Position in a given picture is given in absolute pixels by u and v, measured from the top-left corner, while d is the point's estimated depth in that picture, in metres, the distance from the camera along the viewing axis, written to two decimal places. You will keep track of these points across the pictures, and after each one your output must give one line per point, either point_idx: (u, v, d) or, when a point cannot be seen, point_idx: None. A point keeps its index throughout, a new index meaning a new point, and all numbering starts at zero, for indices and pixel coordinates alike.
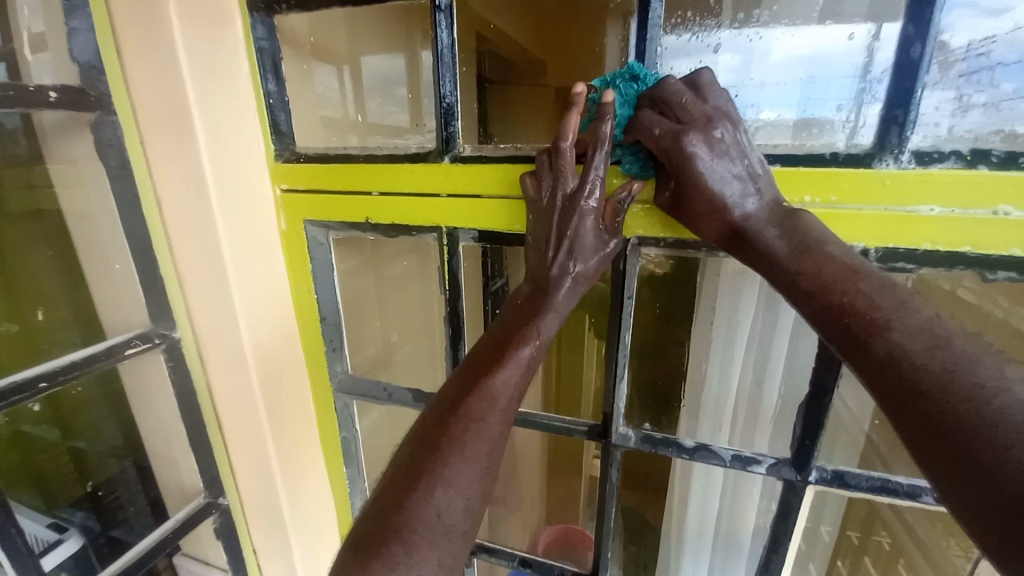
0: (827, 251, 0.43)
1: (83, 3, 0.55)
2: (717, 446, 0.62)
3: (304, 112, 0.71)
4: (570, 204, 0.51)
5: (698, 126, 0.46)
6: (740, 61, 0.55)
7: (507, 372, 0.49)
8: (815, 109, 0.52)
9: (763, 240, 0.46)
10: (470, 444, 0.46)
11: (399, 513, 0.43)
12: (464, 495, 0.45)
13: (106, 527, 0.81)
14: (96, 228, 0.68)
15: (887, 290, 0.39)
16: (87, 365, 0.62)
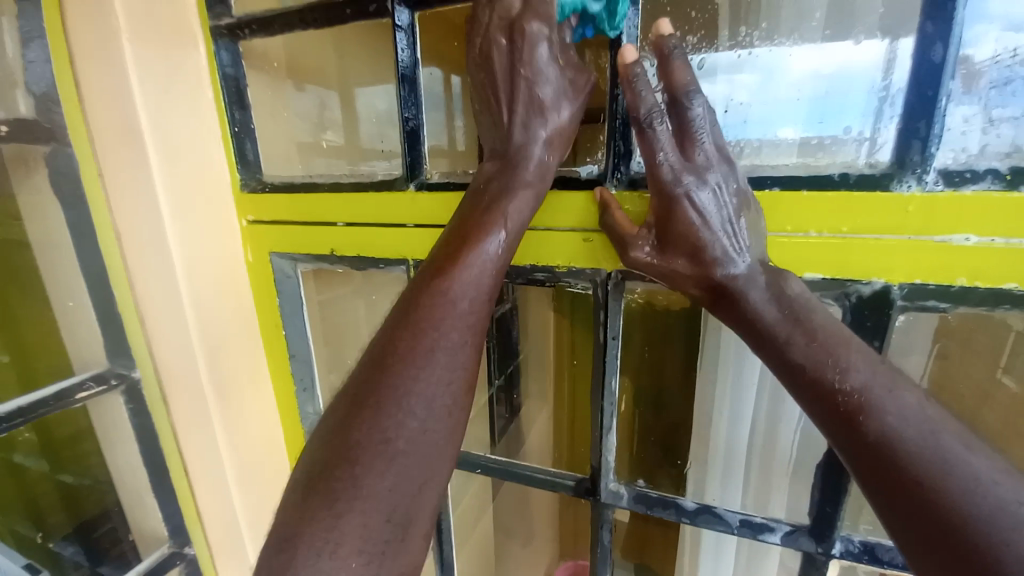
0: (818, 320, 0.38)
1: (39, 34, 0.52)
2: (723, 510, 0.54)
3: (276, 138, 0.68)
4: (517, 28, 0.43)
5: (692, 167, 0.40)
6: (739, 82, 0.48)
7: (464, 275, 0.42)
8: (825, 130, 0.45)
9: (753, 297, 0.40)
10: (416, 372, 0.40)
11: (343, 446, 0.39)
12: (417, 417, 0.40)
13: (95, 563, 0.72)
14: (46, 264, 0.63)
15: (875, 366, 0.36)
16: (33, 411, 0.57)
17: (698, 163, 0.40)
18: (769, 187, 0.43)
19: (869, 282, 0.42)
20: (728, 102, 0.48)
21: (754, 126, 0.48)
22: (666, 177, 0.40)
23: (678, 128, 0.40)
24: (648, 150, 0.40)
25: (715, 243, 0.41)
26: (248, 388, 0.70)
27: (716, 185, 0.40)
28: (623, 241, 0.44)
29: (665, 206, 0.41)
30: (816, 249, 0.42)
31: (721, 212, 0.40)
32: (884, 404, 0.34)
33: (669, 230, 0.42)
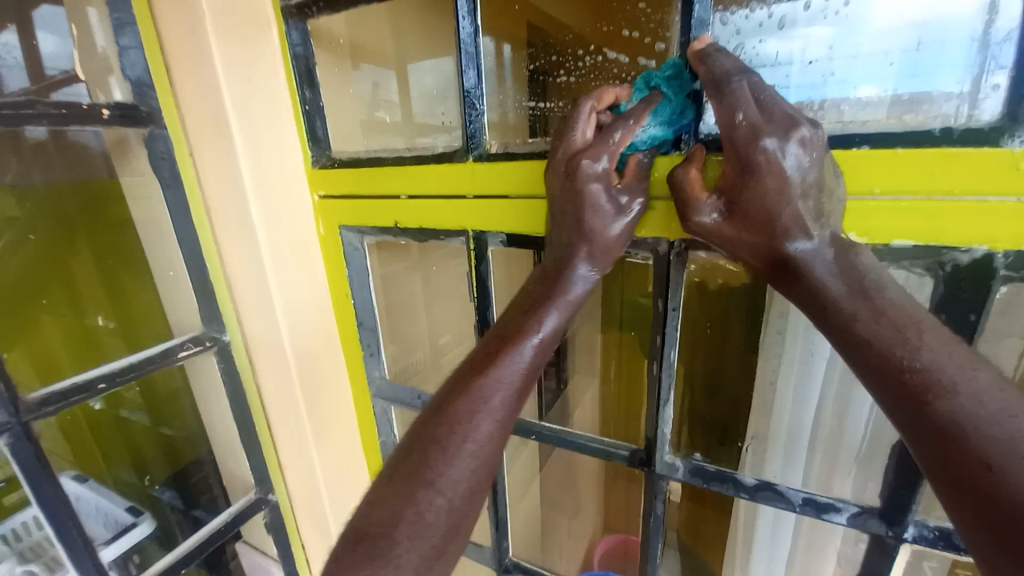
0: (889, 297, 0.36)
1: (131, 21, 0.56)
2: (785, 487, 0.53)
3: (343, 116, 0.71)
4: (573, 163, 0.45)
5: (777, 128, 0.37)
6: (816, 35, 0.44)
7: (502, 373, 0.44)
8: (920, 85, 0.40)
9: (817, 274, 0.38)
10: (459, 446, 0.42)
11: (386, 510, 0.41)
12: (449, 494, 0.41)
13: (189, 506, 0.81)
14: (147, 239, 0.70)
15: (953, 346, 0.33)
16: (144, 366, 0.64)
17: (776, 125, 0.37)
18: (856, 145, 0.40)
19: (968, 249, 0.38)
20: (802, 60, 0.45)
21: (834, 85, 0.44)
22: (745, 137, 0.37)
23: (753, 86, 0.38)
24: (726, 110, 0.38)
25: (791, 210, 0.38)
26: (322, 353, 0.75)
27: (804, 143, 0.37)
28: (689, 204, 0.42)
29: (743, 167, 0.38)
30: (907, 214, 0.39)
31: (803, 176, 0.37)
32: (962, 385, 0.32)
33: (741, 198, 0.39)
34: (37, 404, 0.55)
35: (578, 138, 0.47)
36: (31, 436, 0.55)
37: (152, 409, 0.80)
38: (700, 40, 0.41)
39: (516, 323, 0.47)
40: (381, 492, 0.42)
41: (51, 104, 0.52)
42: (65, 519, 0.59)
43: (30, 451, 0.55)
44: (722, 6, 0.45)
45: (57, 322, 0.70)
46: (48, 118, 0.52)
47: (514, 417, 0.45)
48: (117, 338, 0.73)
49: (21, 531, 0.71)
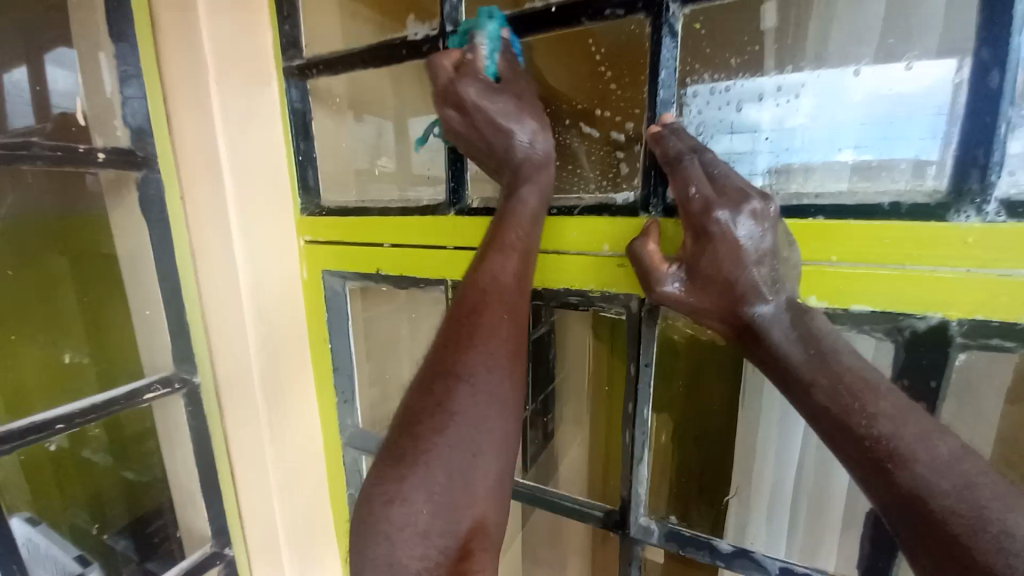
0: (844, 362, 0.36)
1: (137, 74, 0.60)
2: (761, 555, 0.51)
3: (335, 166, 0.73)
4: (455, 89, 0.48)
5: (730, 200, 0.39)
6: (784, 108, 0.47)
7: (496, 263, 0.48)
8: (879, 155, 0.43)
9: (776, 340, 0.39)
10: (476, 338, 0.46)
11: (418, 416, 0.46)
12: (469, 417, 0.45)
13: (144, 558, 0.77)
14: (132, 275, 0.71)
15: (911, 412, 0.34)
16: (107, 408, 0.63)
17: (728, 198, 0.39)
18: (812, 215, 0.42)
19: (924, 315, 0.39)
20: (770, 129, 0.47)
21: (810, 150, 0.46)
22: (698, 209, 0.40)
23: (703, 165, 0.41)
24: (680, 185, 0.41)
25: (747, 277, 0.39)
26: (296, 397, 0.74)
27: (755, 214, 0.39)
28: (651, 275, 0.43)
29: (699, 236, 0.40)
30: (865, 281, 0.40)
31: (756, 246, 0.39)
32: (920, 452, 0.32)
33: (700, 265, 0.41)
34: None
35: (511, 71, 0.50)
36: None
37: (118, 452, 0.75)
38: (664, 118, 0.45)
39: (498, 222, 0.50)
40: (416, 401, 0.47)
41: (49, 146, 0.55)
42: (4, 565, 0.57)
43: None
44: (686, 87, 0.48)
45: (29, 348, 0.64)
46: (43, 159, 0.55)
47: (519, 291, 0.48)
48: (91, 375, 0.69)
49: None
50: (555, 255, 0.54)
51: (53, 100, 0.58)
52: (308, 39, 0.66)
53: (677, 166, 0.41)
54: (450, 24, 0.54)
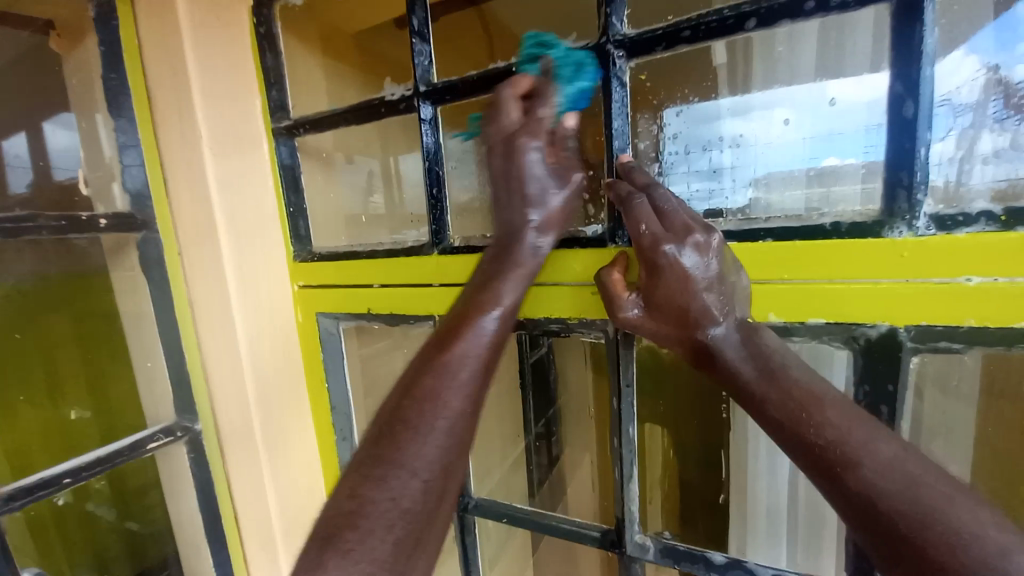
0: (793, 376, 0.39)
1: (135, 143, 0.64)
2: (754, 564, 0.52)
3: (326, 214, 0.77)
4: (513, 141, 0.48)
5: (676, 235, 0.42)
6: (750, 123, 0.53)
7: (465, 345, 0.46)
8: (828, 163, 0.47)
9: (728, 359, 0.42)
10: (429, 420, 0.44)
11: (357, 500, 0.41)
12: (421, 476, 0.42)
13: None
14: (134, 330, 0.74)
15: (857, 418, 0.36)
16: (110, 460, 0.64)
17: (676, 233, 0.42)
18: (762, 239, 0.45)
19: (874, 324, 0.42)
20: (733, 144, 0.53)
21: (771, 162, 0.51)
22: (648, 244, 0.43)
23: (652, 204, 0.44)
24: (632, 223, 0.44)
25: (698, 303, 0.42)
26: (295, 440, 0.75)
27: (698, 247, 0.42)
28: (614, 301, 0.46)
29: (651, 268, 0.43)
30: (817, 295, 0.43)
31: (704, 275, 0.42)
32: (868, 458, 0.34)
33: (655, 295, 0.44)
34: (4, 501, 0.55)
35: (507, 119, 0.48)
36: None
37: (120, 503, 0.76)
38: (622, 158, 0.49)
39: (472, 301, 0.49)
40: (359, 481, 0.42)
41: (53, 217, 0.57)
42: None
43: None
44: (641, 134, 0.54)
45: (32, 409, 0.67)
46: (47, 229, 0.57)
47: (483, 385, 0.47)
48: (93, 430, 0.72)
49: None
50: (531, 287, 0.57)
51: (57, 168, 0.63)
52: (294, 100, 0.71)
53: (630, 207, 0.44)
54: (422, 84, 0.59)
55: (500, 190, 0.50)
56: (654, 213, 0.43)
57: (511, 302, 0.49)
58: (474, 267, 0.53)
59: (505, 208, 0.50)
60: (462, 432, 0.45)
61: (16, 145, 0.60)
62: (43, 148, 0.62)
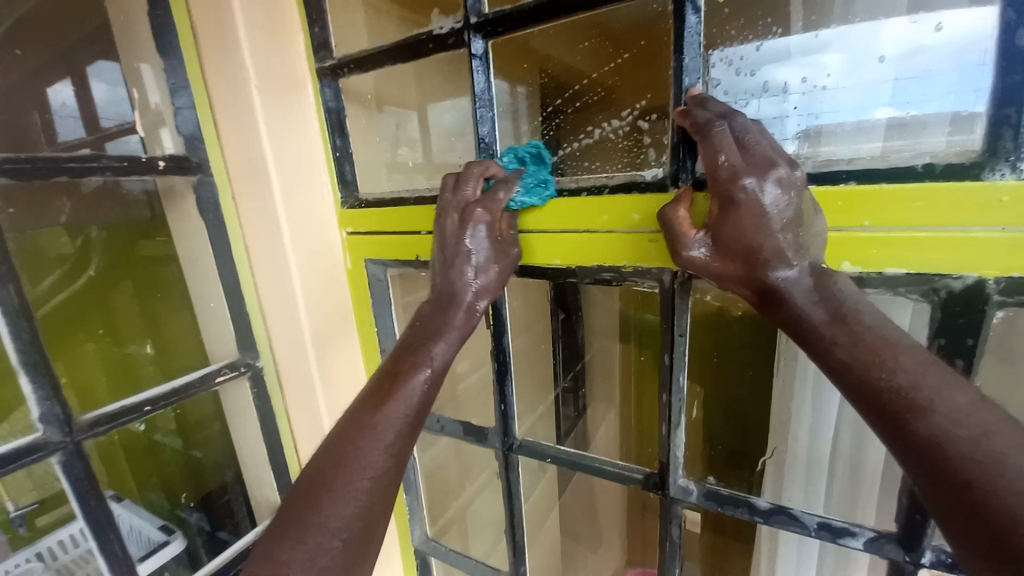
0: (865, 321, 0.38)
1: (185, 85, 0.63)
2: (798, 511, 0.53)
3: (370, 160, 0.77)
4: (467, 210, 0.54)
5: (758, 167, 0.40)
6: (827, 63, 0.49)
7: (407, 389, 0.48)
8: (913, 109, 0.43)
9: (795, 301, 0.40)
10: (363, 457, 0.44)
11: (291, 532, 0.41)
12: (340, 535, 0.42)
13: (216, 528, 0.86)
14: (193, 271, 0.77)
15: (931, 364, 0.35)
16: (185, 391, 0.68)
17: (758, 166, 0.40)
18: (843, 181, 0.42)
19: (960, 276, 0.40)
20: (800, 86, 0.49)
21: (837, 107, 0.47)
22: (726, 177, 0.41)
23: (735, 135, 0.41)
24: (710, 152, 0.42)
25: (771, 243, 0.41)
26: (347, 379, 0.79)
27: (781, 181, 0.40)
28: (679, 239, 0.45)
29: (729, 201, 0.41)
30: (898, 243, 0.41)
31: (781, 213, 0.40)
32: (940, 404, 0.33)
33: (725, 232, 0.43)
34: (89, 425, 0.59)
35: (469, 192, 0.55)
36: (82, 454, 0.59)
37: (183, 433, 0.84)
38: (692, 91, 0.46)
39: (414, 350, 0.51)
40: (287, 513, 0.43)
41: (115, 157, 0.59)
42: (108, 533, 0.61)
43: (80, 469, 0.58)
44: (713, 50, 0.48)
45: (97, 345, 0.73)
46: (111, 169, 0.59)
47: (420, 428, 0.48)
48: (155, 364, 0.78)
49: (57, 550, 0.74)
50: (586, 234, 0.56)
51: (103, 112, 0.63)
52: (336, 38, 0.69)
53: (709, 137, 0.42)
54: (474, 16, 0.56)
55: (445, 256, 0.55)
56: (735, 144, 0.41)
57: (444, 353, 0.51)
58: (412, 319, 0.55)
59: (445, 270, 0.55)
60: (392, 471, 0.46)
61: (61, 93, 0.62)
62: (89, 102, 0.64)
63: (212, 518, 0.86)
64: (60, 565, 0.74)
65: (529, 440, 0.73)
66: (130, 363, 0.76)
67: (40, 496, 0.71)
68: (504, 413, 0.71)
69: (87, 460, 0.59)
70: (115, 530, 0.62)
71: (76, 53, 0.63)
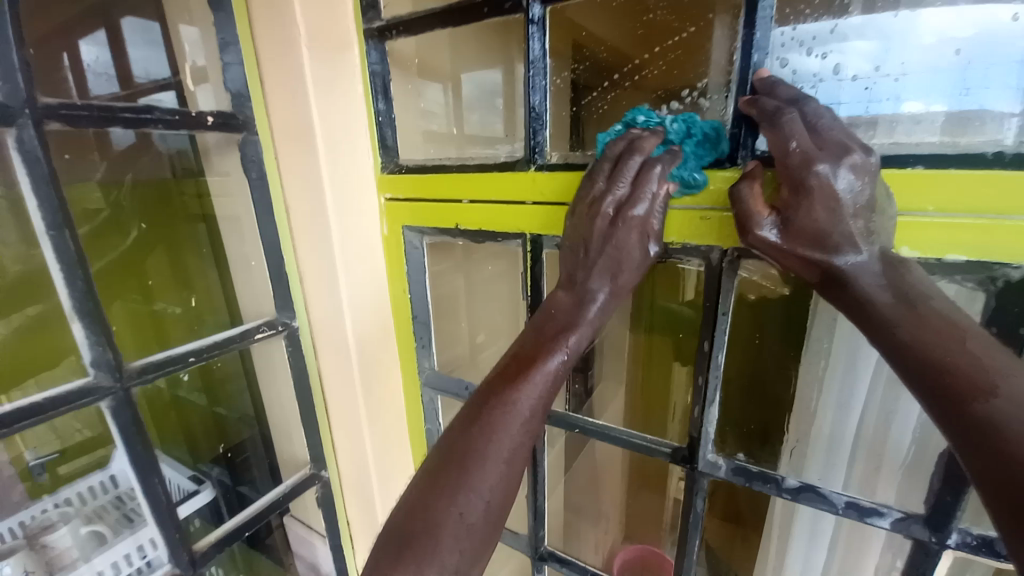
0: (935, 307, 0.38)
1: (234, 41, 0.64)
2: (828, 490, 0.54)
3: (409, 127, 0.77)
4: (621, 210, 0.50)
5: (833, 152, 0.40)
6: (878, 48, 0.47)
7: (534, 385, 0.49)
8: (973, 102, 0.43)
9: (862, 284, 0.41)
10: (492, 448, 0.47)
11: (426, 514, 0.44)
12: (486, 498, 0.45)
13: (236, 483, 0.89)
14: (232, 229, 0.78)
15: (999, 353, 0.35)
16: (225, 346, 0.70)
17: (830, 151, 0.40)
18: (910, 165, 0.43)
19: (1019, 265, 0.40)
20: (851, 75, 0.48)
21: (885, 98, 0.47)
22: (797, 163, 0.41)
23: (806, 122, 0.41)
24: (781, 139, 0.41)
25: (843, 229, 0.41)
26: (379, 344, 0.80)
27: (854, 167, 0.40)
28: (751, 218, 0.45)
29: (797, 185, 0.41)
30: (961, 229, 0.41)
31: (854, 199, 0.40)
32: (1005, 389, 0.33)
33: (796, 217, 0.42)
34: (139, 372, 0.60)
35: (621, 188, 0.50)
36: (130, 401, 0.61)
37: (209, 391, 0.86)
38: (761, 73, 0.46)
39: (540, 344, 0.52)
40: (424, 496, 0.45)
41: (168, 110, 0.59)
42: (151, 477, 0.63)
43: (128, 415, 0.60)
44: (786, 23, 0.48)
45: (131, 302, 0.75)
46: (163, 122, 0.59)
47: (543, 421, 0.50)
48: (184, 323, 0.81)
49: (86, 495, 0.78)
50: None
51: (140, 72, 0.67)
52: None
53: (777, 127, 0.42)
54: None
55: (578, 239, 0.53)
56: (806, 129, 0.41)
57: (573, 347, 0.52)
58: (535, 315, 0.56)
59: (586, 263, 0.53)
60: (517, 462, 0.48)
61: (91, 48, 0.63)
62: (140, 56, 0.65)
63: (233, 473, 0.90)
64: (91, 509, 0.78)
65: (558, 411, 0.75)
66: (160, 319, 0.79)
67: (60, 446, 0.73)
68: None
69: (134, 407, 0.61)
70: (158, 476, 0.64)
71: (112, 4, 0.67)
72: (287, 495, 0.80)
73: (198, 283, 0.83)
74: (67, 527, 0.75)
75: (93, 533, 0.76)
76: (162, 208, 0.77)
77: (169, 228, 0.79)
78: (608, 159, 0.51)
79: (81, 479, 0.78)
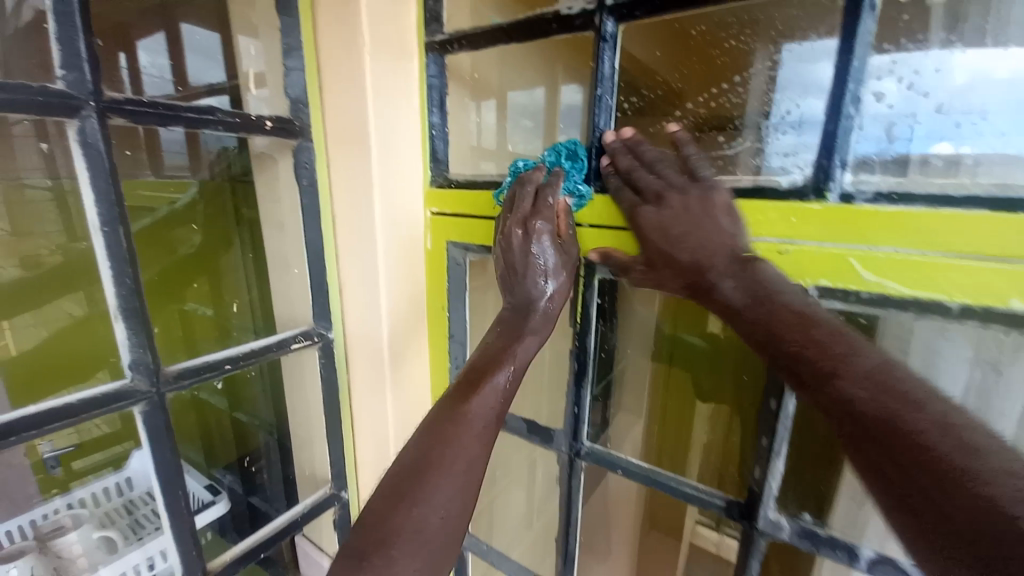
0: (779, 301, 0.45)
1: (297, 47, 0.65)
2: (908, 563, 0.49)
3: (458, 142, 0.76)
4: (528, 226, 0.55)
5: (650, 200, 0.52)
6: (961, 86, 0.45)
7: (483, 397, 0.50)
8: None
9: (720, 293, 0.49)
10: (449, 461, 0.46)
11: (381, 530, 0.43)
12: (442, 510, 0.44)
13: (247, 492, 0.88)
14: (273, 233, 0.78)
15: (830, 336, 0.43)
16: (262, 353, 0.68)
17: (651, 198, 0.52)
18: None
19: None
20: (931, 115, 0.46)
21: (967, 135, 0.44)
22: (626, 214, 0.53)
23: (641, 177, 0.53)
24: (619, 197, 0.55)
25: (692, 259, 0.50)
26: (411, 361, 0.78)
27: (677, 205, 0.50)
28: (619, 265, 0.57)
29: (755, 297, 0.47)
30: None
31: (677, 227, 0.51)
32: (841, 367, 0.41)
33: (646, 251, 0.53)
34: (174, 377, 0.59)
35: (526, 209, 0.56)
36: (163, 407, 0.59)
37: (231, 395, 0.84)
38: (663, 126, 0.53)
39: (488, 359, 0.53)
40: (379, 508, 0.45)
41: (230, 113, 0.59)
42: (175, 484, 0.61)
43: (160, 420, 0.59)
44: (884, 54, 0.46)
45: (167, 304, 0.75)
46: (224, 124, 0.59)
47: (497, 432, 0.50)
48: (210, 328, 0.81)
49: (100, 497, 0.76)
50: None
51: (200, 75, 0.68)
52: (448, 12, 0.67)
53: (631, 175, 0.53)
54: None
55: (507, 266, 0.58)
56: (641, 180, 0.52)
57: (518, 357, 0.54)
58: (488, 330, 0.59)
59: (517, 280, 0.57)
60: (473, 474, 0.47)
61: (156, 49, 0.64)
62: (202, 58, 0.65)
63: (245, 481, 0.88)
64: (103, 513, 0.75)
65: (597, 447, 0.70)
66: (189, 322, 0.78)
67: (78, 440, 0.72)
68: (575, 416, 0.69)
69: (166, 412, 0.59)
70: (183, 485, 0.62)
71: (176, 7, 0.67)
72: (305, 514, 0.77)
73: (230, 286, 0.82)
74: (80, 530, 0.72)
75: (103, 538, 0.73)
76: (206, 209, 0.77)
77: (212, 230, 0.79)
78: (507, 198, 0.59)
79: (95, 479, 0.76)
